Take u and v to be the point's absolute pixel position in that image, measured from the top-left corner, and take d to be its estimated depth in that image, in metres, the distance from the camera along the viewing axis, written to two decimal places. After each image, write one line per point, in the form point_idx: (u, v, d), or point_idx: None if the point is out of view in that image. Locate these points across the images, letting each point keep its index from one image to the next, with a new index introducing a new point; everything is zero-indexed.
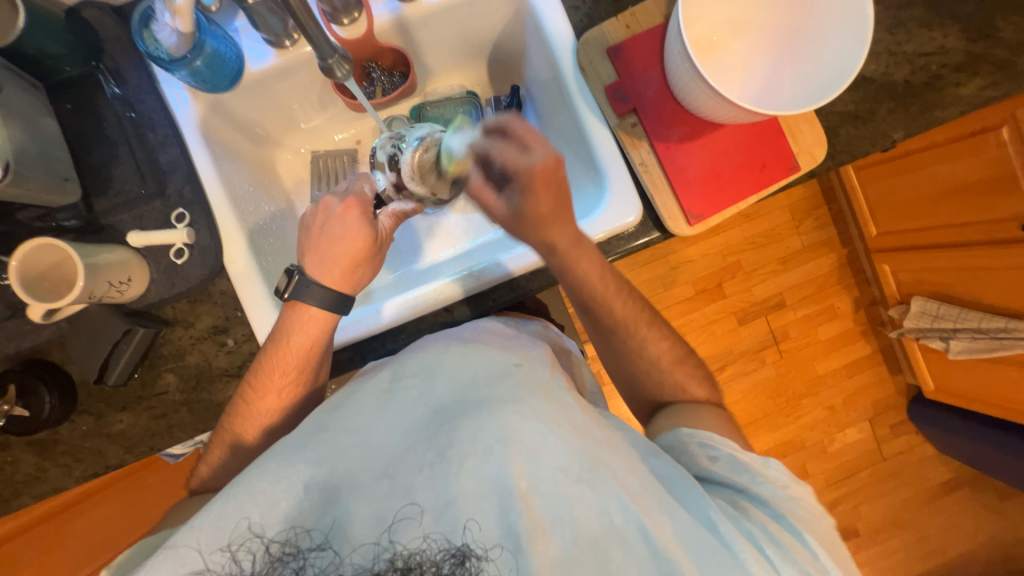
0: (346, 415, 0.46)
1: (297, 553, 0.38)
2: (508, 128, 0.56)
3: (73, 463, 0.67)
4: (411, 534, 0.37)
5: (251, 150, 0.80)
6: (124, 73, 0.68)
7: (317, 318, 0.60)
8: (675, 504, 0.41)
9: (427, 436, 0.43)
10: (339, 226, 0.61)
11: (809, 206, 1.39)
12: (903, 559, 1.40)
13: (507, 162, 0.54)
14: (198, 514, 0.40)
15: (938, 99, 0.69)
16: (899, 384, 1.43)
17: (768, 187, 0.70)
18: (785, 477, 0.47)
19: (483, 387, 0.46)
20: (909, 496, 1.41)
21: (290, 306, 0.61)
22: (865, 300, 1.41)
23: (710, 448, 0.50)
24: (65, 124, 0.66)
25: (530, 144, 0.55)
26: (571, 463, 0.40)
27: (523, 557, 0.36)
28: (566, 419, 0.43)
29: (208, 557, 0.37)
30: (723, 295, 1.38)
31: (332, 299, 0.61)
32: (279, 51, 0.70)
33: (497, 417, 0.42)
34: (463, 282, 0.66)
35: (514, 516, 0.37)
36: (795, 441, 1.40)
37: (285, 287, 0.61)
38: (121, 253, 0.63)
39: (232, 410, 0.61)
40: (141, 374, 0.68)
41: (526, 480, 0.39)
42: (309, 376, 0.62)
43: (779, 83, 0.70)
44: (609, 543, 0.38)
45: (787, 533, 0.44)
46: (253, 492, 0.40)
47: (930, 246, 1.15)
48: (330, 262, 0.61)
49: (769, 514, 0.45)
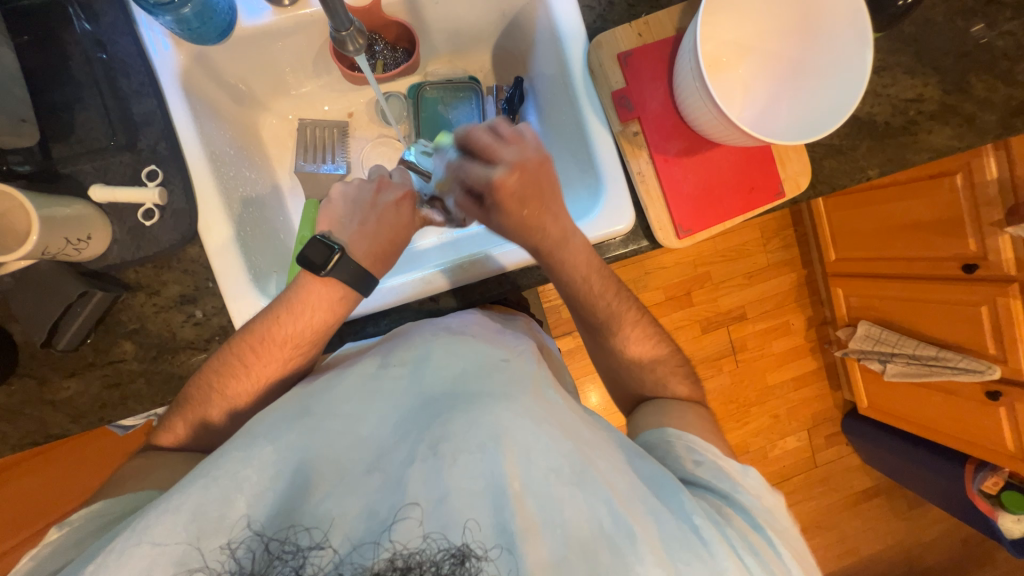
0: (333, 402, 0.46)
1: (297, 551, 0.36)
2: (470, 139, 0.60)
3: (10, 429, 0.62)
4: (409, 532, 0.36)
5: (235, 110, 0.75)
6: (98, 8, 0.61)
7: (342, 294, 0.59)
8: (659, 506, 0.42)
9: (418, 429, 0.43)
10: (393, 212, 0.65)
11: (779, 227, 1.46)
12: (822, 556, 1.53)
13: (473, 176, 0.59)
14: (174, 498, 0.38)
15: (910, 142, 0.74)
16: (838, 400, 1.54)
17: (754, 210, 0.73)
18: (760, 488, 0.50)
19: (473, 380, 0.46)
20: (834, 500, 1.54)
21: (318, 281, 0.58)
22: (818, 320, 1.51)
23: (694, 453, 0.52)
24: (24, 57, 0.59)
25: (493, 157, 0.59)
26: (562, 464, 0.41)
27: (519, 557, 0.36)
28: (555, 419, 0.44)
29: (208, 553, 0.36)
30: (692, 303, 1.44)
31: (358, 275, 0.59)
32: (277, 9, 0.65)
33: (489, 414, 0.42)
34: (473, 266, 0.65)
35: (508, 516, 0.37)
36: (741, 445, 1.50)
37: (326, 263, 0.57)
38: (82, 208, 0.58)
39: (223, 369, 0.57)
40: (95, 340, 0.63)
41: (519, 480, 0.39)
42: (315, 345, 0.60)
43: (776, 110, 0.72)
44: (598, 545, 0.38)
45: (763, 542, 0.45)
46: (239, 480, 0.40)
47: (882, 276, 1.24)
48: (376, 241, 0.62)
49: (748, 523, 0.46)
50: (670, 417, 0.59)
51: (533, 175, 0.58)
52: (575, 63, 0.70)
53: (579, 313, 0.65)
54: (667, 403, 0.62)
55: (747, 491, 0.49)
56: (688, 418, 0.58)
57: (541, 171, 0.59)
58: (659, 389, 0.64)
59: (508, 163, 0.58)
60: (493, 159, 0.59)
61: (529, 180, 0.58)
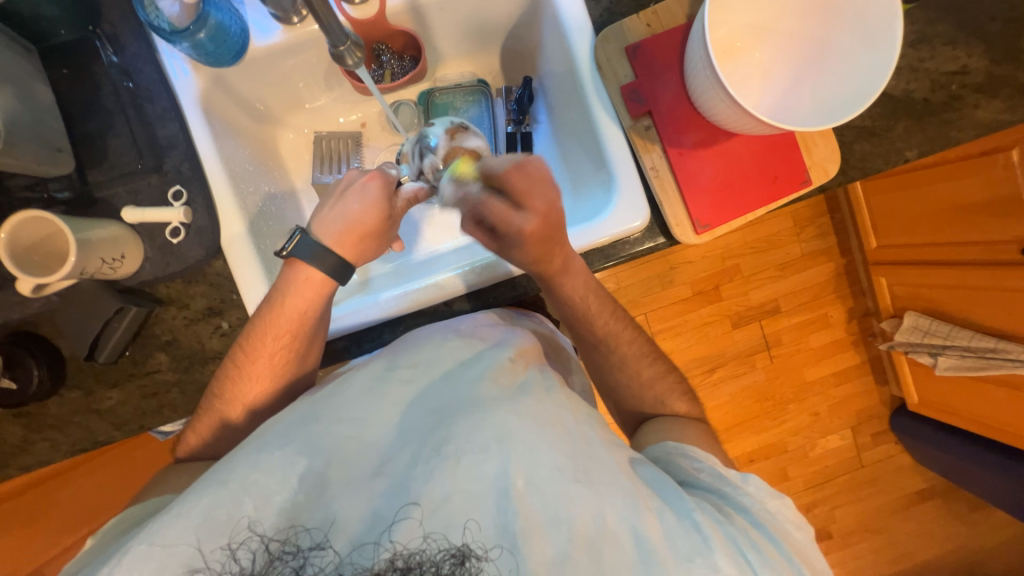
0: (340, 406, 0.46)
1: (297, 552, 0.37)
2: (508, 176, 0.54)
3: (60, 437, 0.67)
4: (410, 532, 0.36)
5: (253, 128, 0.78)
6: (123, 40, 0.65)
7: (313, 281, 0.60)
8: (664, 506, 0.41)
9: (421, 433, 0.43)
10: (356, 194, 0.62)
11: (813, 214, 1.39)
12: (872, 561, 1.45)
13: (497, 218, 0.54)
14: (186, 502, 0.39)
15: (955, 119, 0.68)
16: (885, 395, 1.45)
17: (777, 201, 0.70)
18: (763, 492, 0.47)
19: (477, 381, 0.46)
20: (883, 502, 1.44)
21: (293, 273, 0.60)
22: (859, 311, 1.42)
23: (694, 460, 0.51)
24: (59, 90, 0.63)
25: (523, 201, 0.54)
26: (566, 463, 0.40)
27: (521, 558, 0.36)
28: (558, 421, 0.43)
29: (208, 554, 0.37)
30: (721, 298, 1.38)
31: (337, 267, 0.60)
32: (287, 27, 0.68)
33: (493, 416, 0.42)
34: (479, 270, 0.65)
35: (510, 516, 0.37)
36: (779, 444, 1.43)
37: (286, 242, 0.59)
38: (116, 229, 0.61)
39: (226, 375, 0.59)
40: (132, 352, 0.67)
41: (523, 480, 0.38)
42: (306, 337, 0.60)
43: (798, 94, 0.68)
44: (604, 543, 0.38)
45: (765, 540, 0.43)
46: (247, 484, 0.40)
47: (929, 263, 1.15)
48: (339, 227, 0.60)
49: (749, 522, 0.44)
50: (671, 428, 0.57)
51: (555, 228, 0.55)
52: (581, 58, 0.69)
53: (575, 322, 0.64)
54: (667, 419, 0.60)
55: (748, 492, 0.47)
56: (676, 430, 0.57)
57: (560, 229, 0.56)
58: (682, 391, 0.63)
59: (538, 208, 0.54)
60: (523, 206, 0.54)
61: (552, 230, 0.56)
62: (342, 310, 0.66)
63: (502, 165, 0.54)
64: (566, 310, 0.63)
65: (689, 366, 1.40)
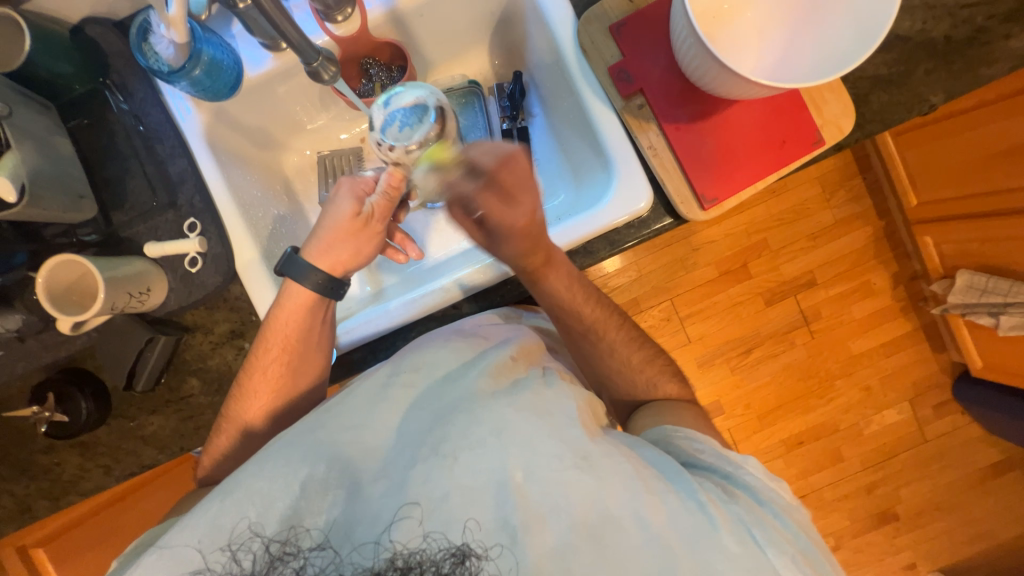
0: (342, 413, 0.46)
1: (297, 553, 0.39)
2: (500, 171, 0.55)
3: (112, 463, 0.71)
4: (410, 532, 0.38)
5: (259, 155, 0.81)
6: (130, 86, 0.69)
7: (302, 298, 0.62)
8: (666, 488, 0.42)
9: (421, 434, 0.44)
10: (328, 204, 0.64)
11: (841, 177, 1.30)
12: (947, 542, 1.34)
13: (492, 212, 0.55)
14: (193, 514, 0.41)
15: (983, 55, 0.62)
16: (943, 363, 1.34)
17: (788, 166, 0.66)
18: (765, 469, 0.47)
19: (473, 378, 0.47)
20: (954, 478, 1.34)
21: (287, 294, 0.62)
22: (906, 275, 1.32)
23: (693, 441, 0.50)
24: (79, 141, 0.68)
25: (514, 196, 0.55)
26: (565, 451, 0.41)
27: (521, 550, 0.37)
28: (556, 410, 0.44)
29: (208, 556, 0.39)
30: (749, 275, 1.31)
31: (326, 285, 0.62)
32: (276, 54, 0.70)
33: (489, 411, 0.42)
34: (475, 274, 0.65)
35: (510, 508, 0.38)
36: (829, 424, 1.35)
37: (280, 263, 0.62)
38: (140, 264, 0.65)
39: (239, 395, 0.62)
40: (167, 379, 0.71)
41: (522, 471, 0.39)
42: (302, 346, 0.62)
43: (798, 50, 0.65)
44: (606, 528, 0.39)
45: (769, 515, 0.44)
46: (251, 493, 0.41)
47: (978, 216, 1.06)
48: (316, 238, 0.63)
49: (754, 499, 0.45)
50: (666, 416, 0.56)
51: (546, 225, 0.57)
52: (566, 44, 0.67)
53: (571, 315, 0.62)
54: (654, 406, 0.59)
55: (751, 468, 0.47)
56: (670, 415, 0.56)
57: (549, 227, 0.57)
58: None
59: (529, 203, 0.55)
60: (513, 202, 0.55)
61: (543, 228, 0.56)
62: (355, 322, 0.67)
63: (491, 161, 0.55)
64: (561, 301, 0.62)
65: (721, 350, 1.34)
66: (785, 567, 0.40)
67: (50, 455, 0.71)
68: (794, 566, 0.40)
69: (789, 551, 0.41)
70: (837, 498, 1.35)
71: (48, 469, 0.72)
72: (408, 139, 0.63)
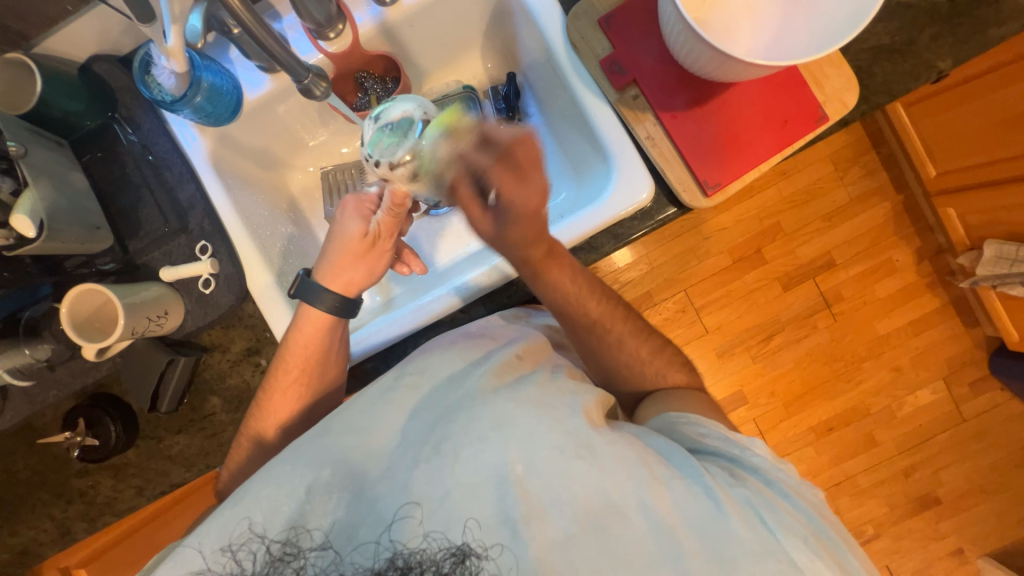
0: (349, 416, 0.47)
1: (297, 553, 0.39)
2: (511, 147, 0.52)
3: (143, 483, 0.74)
4: (410, 532, 0.38)
5: (264, 175, 0.83)
6: (137, 118, 0.71)
7: (318, 318, 0.63)
8: (672, 475, 0.42)
9: (423, 433, 0.44)
10: (336, 224, 0.64)
11: (854, 153, 1.26)
12: (994, 525, 1.28)
13: (505, 191, 0.52)
14: (207, 519, 0.42)
15: (992, 15, 0.60)
16: (976, 338, 1.28)
17: (792, 145, 0.64)
18: (773, 450, 0.47)
19: (474, 377, 0.47)
20: (997, 458, 1.28)
21: (306, 313, 0.63)
22: (930, 249, 1.27)
23: (698, 426, 0.50)
24: (94, 174, 0.71)
25: (526, 173, 0.52)
26: (567, 443, 0.41)
27: (522, 544, 0.37)
28: (558, 403, 0.44)
29: (209, 557, 0.40)
30: (763, 260, 1.29)
31: (342, 304, 0.63)
32: (274, 75, 0.71)
33: (490, 407, 0.43)
34: (482, 281, 0.65)
35: (511, 502, 0.38)
36: (859, 408, 1.31)
37: (291, 286, 0.63)
38: (157, 289, 0.68)
39: (255, 412, 0.63)
40: (189, 399, 0.73)
41: (522, 464, 0.40)
42: (322, 364, 0.63)
43: (793, 27, 0.63)
44: (609, 519, 0.39)
45: (778, 497, 0.44)
46: (259, 498, 0.42)
47: (1002, 182, 1.01)
48: (327, 261, 0.64)
49: (758, 479, 0.45)
50: (674, 402, 0.56)
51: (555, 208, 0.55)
52: (556, 41, 0.67)
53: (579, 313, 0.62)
54: (664, 394, 0.59)
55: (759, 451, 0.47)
56: (678, 401, 0.56)
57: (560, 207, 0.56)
58: None
59: (541, 182, 0.52)
60: (528, 181, 0.52)
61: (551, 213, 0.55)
62: (366, 332, 0.68)
63: (506, 134, 0.52)
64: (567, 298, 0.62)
65: (738, 338, 1.31)
66: (795, 548, 0.40)
67: (85, 479, 0.74)
68: (806, 549, 0.40)
69: (800, 531, 0.41)
70: (873, 484, 1.30)
71: (84, 492, 0.74)
72: (392, 153, 0.60)
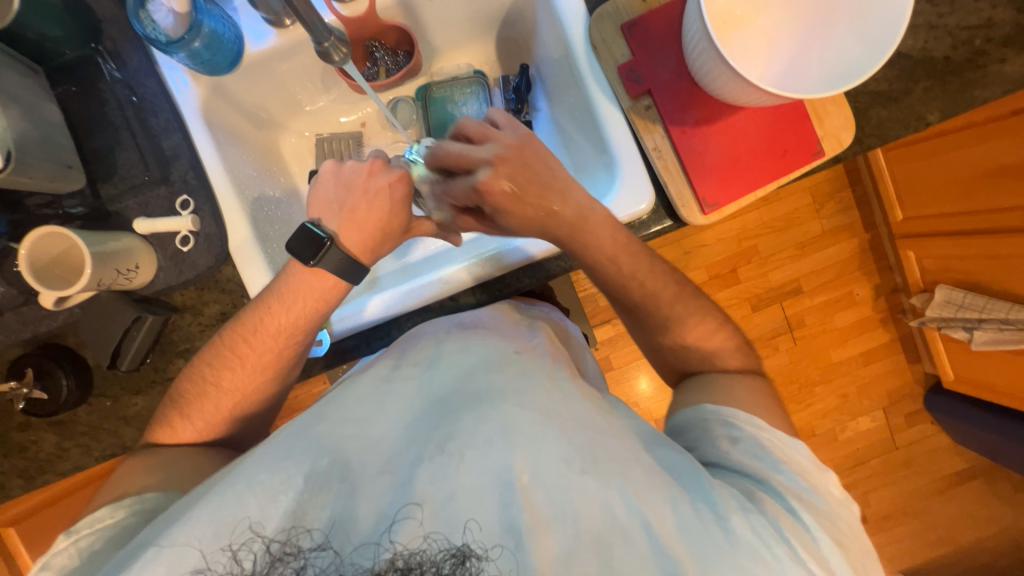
0: (347, 407, 0.49)
1: (297, 553, 0.40)
2: (440, 157, 0.61)
3: (92, 443, 0.69)
4: (410, 533, 0.39)
5: (256, 134, 0.79)
6: (124, 55, 0.67)
7: (287, 296, 0.59)
8: (679, 496, 0.43)
9: (426, 430, 0.46)
10: (385, 197, 0.62)
11: (833, 189, 1.33)
12: (909, 545, 1.40)
13: (461, 191, 0.61)
14: (195, 512, 0.42)
15: (980, 77, 0.64)
16: (917, 373, 1.39)
17: (789, 175, 0.67)
18: (806, 464, 0.49)
19: (483, 376, 0.50)
20: (920, 484, 1.39)
21: (308, 271, 0.59)
22: (887, 287, 1.36)
23: (733, 429, 0.52)
24: (69, 108, 0.65)
25: (471, 165, 0.60)
26: (573, 454, 0.43)
27: (523, 552, 0.38)
28: (565, 413, 0.46)
29: (209, 555, 0.40)
30: (738, 280, 1.34)
31: (345, 264, 0.60)
32: (280, 31, 0.69)
33: (497, 410, 0.45)
34: (497, 260, 0.65)
35: (515, 511, 0.40)
36: (806, 428, 1.39)
37: (315, 253, 0.58)
38: (130, 241, 0.63)
39: (217, 362, 0.60)
40: (153, 359, 0.69)
41: (528, 473, 0.41)
42: (307, 335, 0.61)
43: (804, 62, 0.66)
44: (612, 538, 0.40)
45: (801, 529, 0.44)
46: (252, 488, 0.43)
47: (957, 233, 1.10)
48: (366, 230, 0.61)
49: (781, 505, 0.46)
50: (718, 390, 0.57)
51: (518, 169, 0.59)
52: (576, 41, 0.67)
53: (615, 291, 0.63)
54: (714, 376, 0.60)
55: (790, 468, 0.49)
56: (721, 390, 0.57)
57: (524, 153, 0.60)
58: None
59: (486, 159, 0.59)
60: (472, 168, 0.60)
61: (518, 169, 0.59)
62: (347, 310, 0.67)
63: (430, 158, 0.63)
64: None
65: None
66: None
67: (26, 432, 0.69)
68: None
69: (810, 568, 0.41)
70: None
71: (24, 447, 0.69)
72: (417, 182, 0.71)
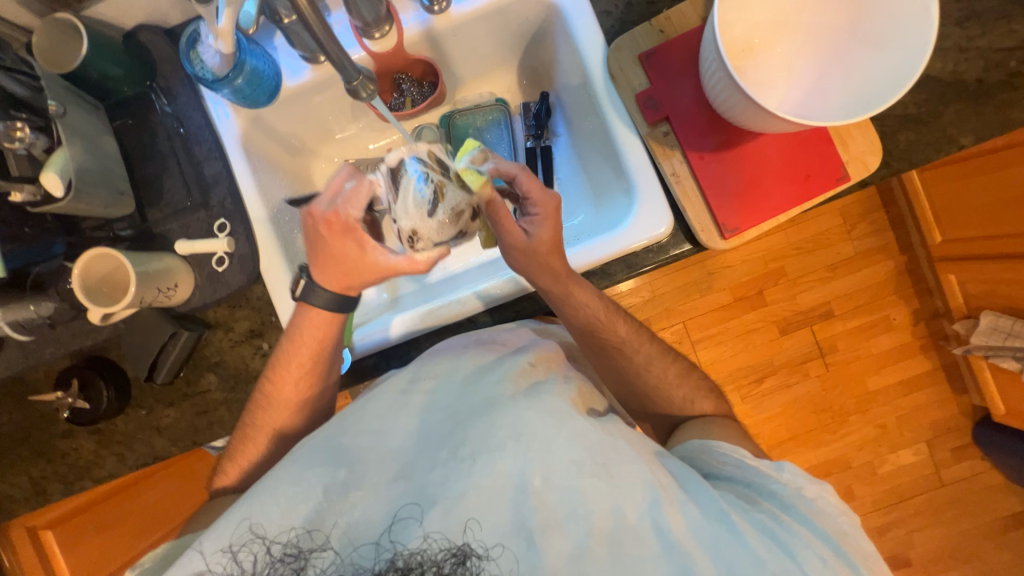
0: (363, 417, 0.50)
1: (297, 554, 0.41)
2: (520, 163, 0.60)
3: (126, 452, 0.72)
4: (410, 535, 0.41)
5: (290, 160, 0.84)
6: (174, 90, 0.72)
7: (309, 336, 0.62)
8: (686, 499, 0.44)
9: (439, 437, 0.47)
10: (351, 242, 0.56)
11: (865, 210, 1.28)
12: None
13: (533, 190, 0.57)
14: (219, 519, 0.44)
15: (1017, 99, 0.61)
16: (963, 405, 1.30)
17: (811, 200, 0.66)
18: (798, 478, 0.49)
19: (492, 387, 0.50)
20: (971, 526, 1.29)
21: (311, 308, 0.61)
22: (927, 312, 1.29)
23: (719, 452, 0.52)
24: (123, 139, 0.71)
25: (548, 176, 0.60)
26: (583, 456, 0.43)
27: (535, 549, 0.39)
28: (578, 416, 0.47)
29: (208, 558, 0.42)
30: (764, 302, 1.30)
31: (335, 300, 0.60)
32: (315, 66, 0.73)
33: (508, 416, 0.45)
34: (518, 280, 0.66)
35: (527, 511, 0.41)
36: (840, 460, 1.31)
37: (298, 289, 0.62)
38: (171, 261, 0.67)
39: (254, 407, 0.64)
40: (186, 373, 0.72)
41: (539, 476, 0.42)
42: (318, 364, 0.63)
43: (826, 89, 0.66)
44: (623, 536, 0.41)
45: (798, 524, 0.46)
46: (271, 503, 0.44)
47: (1003, 257, 1.04)
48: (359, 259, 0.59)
49: (779, 507, 0.47)
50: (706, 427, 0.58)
51: None
52: (595, 70, 0.69)
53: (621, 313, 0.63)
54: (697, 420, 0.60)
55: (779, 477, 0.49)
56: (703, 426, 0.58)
57: None
58: None
59: None
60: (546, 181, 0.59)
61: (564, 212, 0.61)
62: (368, 329, 0.69)
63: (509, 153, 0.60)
64: (580, 319, 0.62)
65: (732, 377, 1.32)
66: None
67: (68, 439, 0.73)
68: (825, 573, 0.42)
69: (818, 556, 0.43)
70: None
71: (66, 453, 0.73)
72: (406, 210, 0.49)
